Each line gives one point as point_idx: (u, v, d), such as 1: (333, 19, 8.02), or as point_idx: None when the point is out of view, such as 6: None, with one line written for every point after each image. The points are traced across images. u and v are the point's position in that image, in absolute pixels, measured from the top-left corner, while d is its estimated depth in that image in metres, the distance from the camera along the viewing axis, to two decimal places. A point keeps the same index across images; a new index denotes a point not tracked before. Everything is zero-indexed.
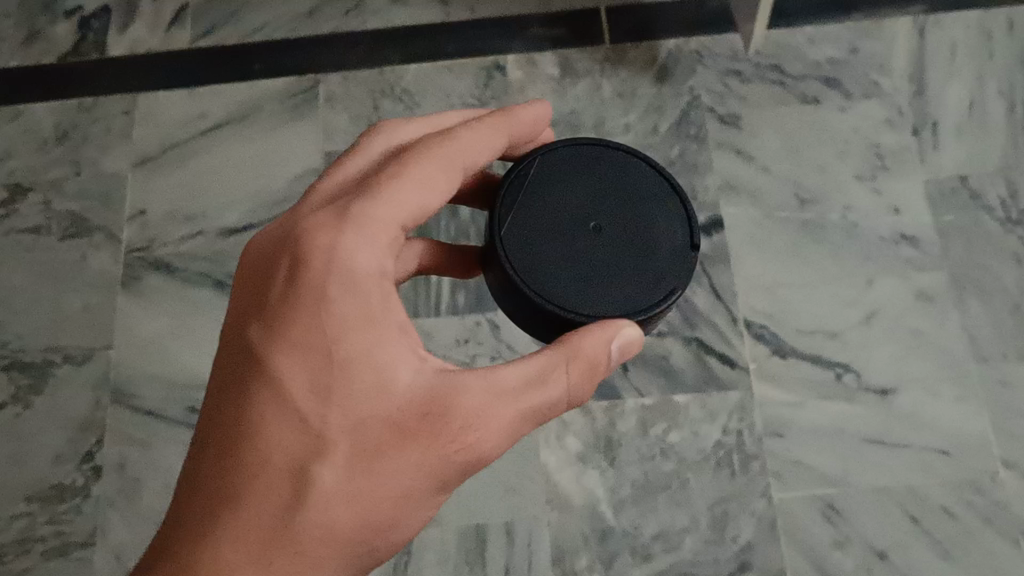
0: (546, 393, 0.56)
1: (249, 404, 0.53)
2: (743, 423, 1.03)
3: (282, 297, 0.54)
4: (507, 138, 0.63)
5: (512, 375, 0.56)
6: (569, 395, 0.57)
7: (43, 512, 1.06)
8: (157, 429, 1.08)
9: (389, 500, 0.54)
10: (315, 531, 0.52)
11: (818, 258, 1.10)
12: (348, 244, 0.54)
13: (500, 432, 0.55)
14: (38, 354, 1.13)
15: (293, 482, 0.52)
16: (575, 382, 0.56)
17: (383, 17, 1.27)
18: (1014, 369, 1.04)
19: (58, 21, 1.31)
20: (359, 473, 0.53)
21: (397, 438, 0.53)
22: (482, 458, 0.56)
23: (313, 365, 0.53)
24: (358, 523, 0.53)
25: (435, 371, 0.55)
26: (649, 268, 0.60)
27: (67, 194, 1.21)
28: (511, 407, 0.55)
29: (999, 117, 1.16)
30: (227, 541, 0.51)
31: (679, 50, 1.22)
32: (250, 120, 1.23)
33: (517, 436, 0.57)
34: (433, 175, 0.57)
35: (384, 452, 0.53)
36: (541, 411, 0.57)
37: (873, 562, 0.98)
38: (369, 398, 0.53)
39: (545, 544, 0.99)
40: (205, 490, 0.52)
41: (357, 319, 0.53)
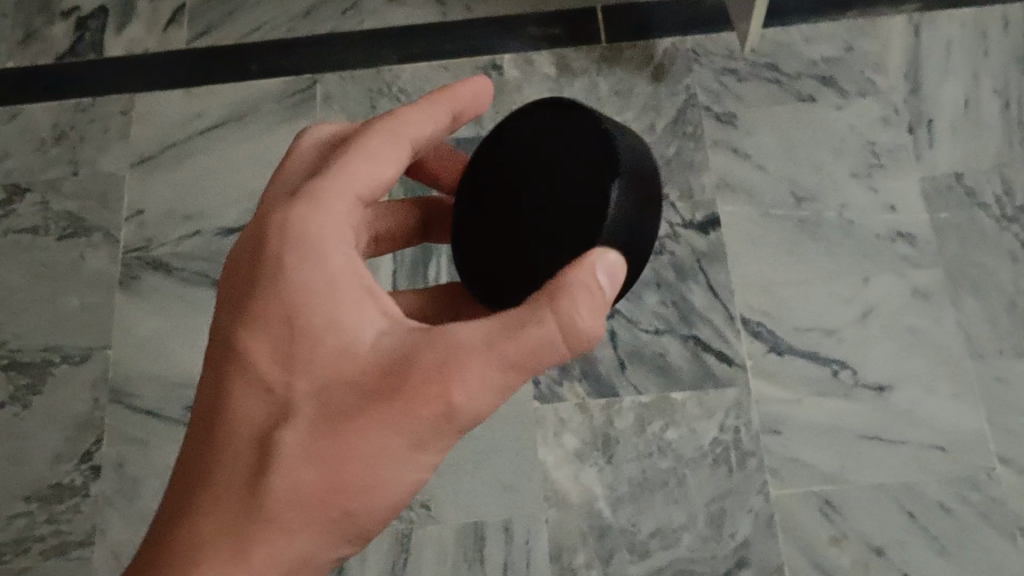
0: (527, 341, 0.50)
1: (221, 380, 0.54)
2: (740, 421, 1.03)
3: (248, 273, 0.55)
4: (451, 111, 0.62)
5: (483, 324, 0.51)
6: (563, 341, 0.50)
7: (42, 512, 1.06)
8: (156, 429, 1.08)
9: (362, 461, 0.51)
10: (284, 495, 0.51)
11: (815, 256, 1.11)
12: (304, 215, 0.54)
13: (476, 386, 0.50)
14: (36, 354, 1.13)
15: (261, 448, 0.52)
16: (563, 324, 0.50)
17: (380, 16, 1.27)
18: (1010, 365, 1.04)
19: (55, 21, 1.31)
20: (325, 436, 0.51)
21: (362, 397, 0.51)
22: (461, 417, 0.51)
23: (275, 332, 0.53)
24: (327, 488, 0.51)
25: (403, 332, 0.53)
26: (584, 197, 0.59)
27: (65, 194, 1.21)
28: (485, 357, 0.50)
29: (994, 114, 1.17)
30: (204, 511, 0.51)
31: (675, 49, 1.23)
32: (247, 120, 1.23)
33: (504, 391, 0.52)
34: (380, 148, 0.58)
35: (350, 412, 0.51)
36: (528, 367, 0.51)
37: (870, 558, 0.98)
38: (332, 360, 0.52)
39: (543, 542, 1.00)
40: (187, 462, 0.54)
41: (318, 283, 0.53)
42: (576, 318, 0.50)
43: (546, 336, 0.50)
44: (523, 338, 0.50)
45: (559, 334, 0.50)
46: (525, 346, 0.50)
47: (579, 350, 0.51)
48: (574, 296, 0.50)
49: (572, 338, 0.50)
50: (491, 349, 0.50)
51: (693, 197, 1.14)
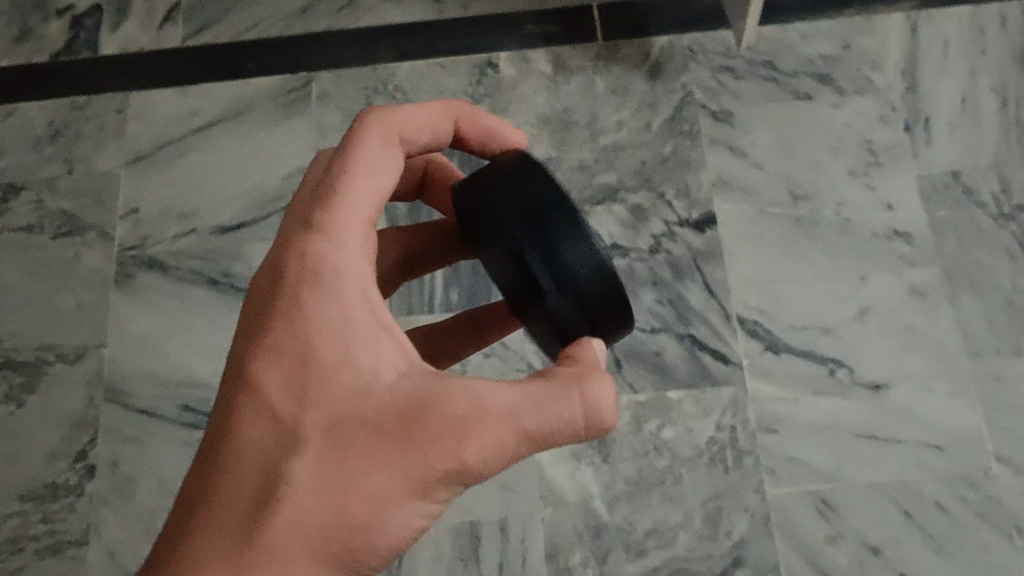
0: (549, 414, 0.52)
1: (229, 407, 0.53)
2: (736, 420, 1.03)
3: (265, 306, 0.55)
4: (457, 122, 0.65)
5: (506, 387, 0.53)
6: (586, 416, 0.53)
7: (37, 511, 1.06)
8: (151, 427, 1.08)
9: (368, 503, 0.50)
10: (286, 529, 0.49)
11: (812, 254, 1.10)
12: (320, 251, 0.55)
13: (490, 439, 0.51)
14: (31, 353, 1.13)
15: (267, 479, 0.50)
16: (585, 399, 0.53)
17: (376, 14, 1.27)
18: (1007, 364, 1.04)
19: (50, 19, 1.31)
20: (334, 472, 0.50)
21: (376, 437, 0.51)
22: (472, 469, 0.51)
23: (290, 364, 0.53)
24: (331, 526, 0.49)
25: (420, 376, 0.53)
26: (525, 296, 0.60)
27: (60, 192, 1.20)
28: (504, 418, 0.52)
29: (992, 112, 1.16)
30: (200, 538, 0.49)
31: (672, 47, 1.22)
32: (243, 118, 1.23)
33: (516, 452, 0.52)
34: (381, 160, 0.58)
35: (362, 451, 0.50)
36: (544, 433, 0.53)
37: (867, 557, 0.98)
38: (348, 397, 0.52)
39: (539, 540, 1.00)
40: (187, 489, 0.52)
41: (334, 320, 0.54)
42: (593, 396, 0.54)
43: (563, 409, 0.53)
44: (545, 409, 0.52)
45: (576, 408, 0.53)
46: (547, 418, 0.52)
47: (592, 436, 0.54)
48: (596, 383, 0.54)
49: (589, 414, 0.53)
50: (512, 414, 0.52)
51: (689, 195, 1.13)
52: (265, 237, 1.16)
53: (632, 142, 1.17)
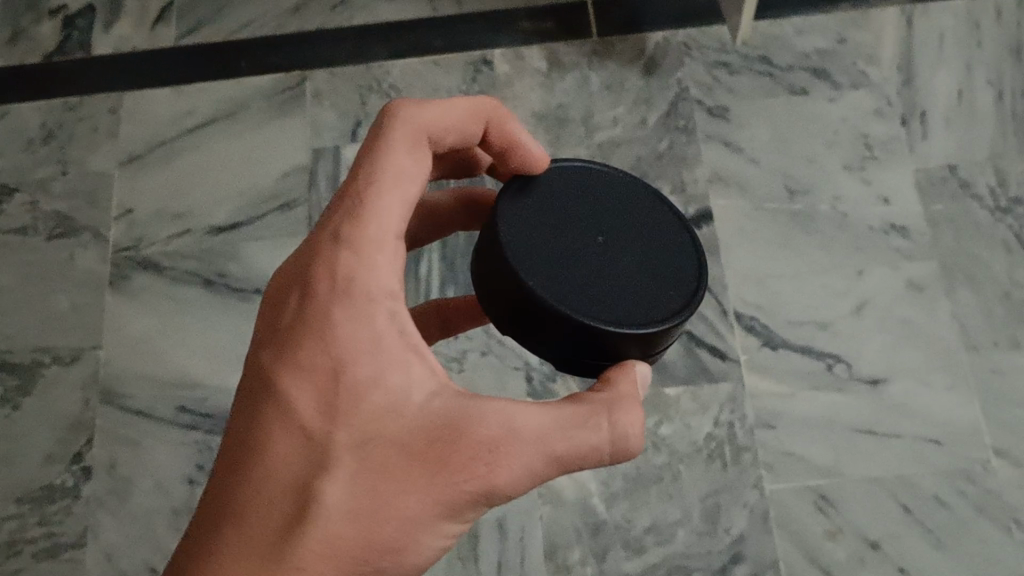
0: (578, 441, 0.53)
1: (257, 421, 0.53)
2: (734, 415, 1.03)
3: (293, 319, 0.55)
4: (486, 125, 0.63)
5: (537, 412, 0.53)
6: (613, 443, 0.53)
7: (33, 514, 1.05)
8: (147, 429, 1.07)
9: (397, 524, 0.51)
10: (316, 548, 0.50)
11: (808, 248, 1.10)
12: (350, 265, 0.54)
13: (521, 465, 0.51)
14: (27, 355, 1.12)
15: (298, 496, 0.51)
16: (616, 429, 0.53)
17: (370, 12, 1.26)
18: (1005, 357, 1.04)
19: (42, 20, 1.30)
20: (364, 493, 0.51)
21: (408, 459, 0.51)
22: (499, 492, 0.52)
23: (319, 382, 0.53)
24: (360, 546, 0.50)
25: (451, 397, 0.53)
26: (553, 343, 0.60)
27: (54, 194, 1.20)
28: (535, 444, 0.52)
29: (988, 105, 1.16)
30: (230, 554, 0.50)
31: (667, 42, 1.22)
32: (238, 117, 1.22)
33: (544, 475, 0.53)
34: (410, 168, 0.57)
35: (392, 473, 0.51)
36: (572, 459, 0.53)
37: (866, 552, 0.98)
38: (379, 418, 0.52)
39: (537, 538, 0.99)
40: (216, 498, 0.52)
41: (364, 340, 0.53)
42: (620, 421, 0.53)
43: (593, 435, 0.53)
44: (575, 436, 0.53)
45: (606, 434, 0.53)
46: (576, 444, 0.53)
47: (618, 461, 0.55)
48: (624, 406, 0.54)
49: (617, 440, 0.53)
50: (542, 440, 0.52)
51: (685, 190, 1.13)
52: (260, 237, 1.15)
53: (627, 138, 1.16)
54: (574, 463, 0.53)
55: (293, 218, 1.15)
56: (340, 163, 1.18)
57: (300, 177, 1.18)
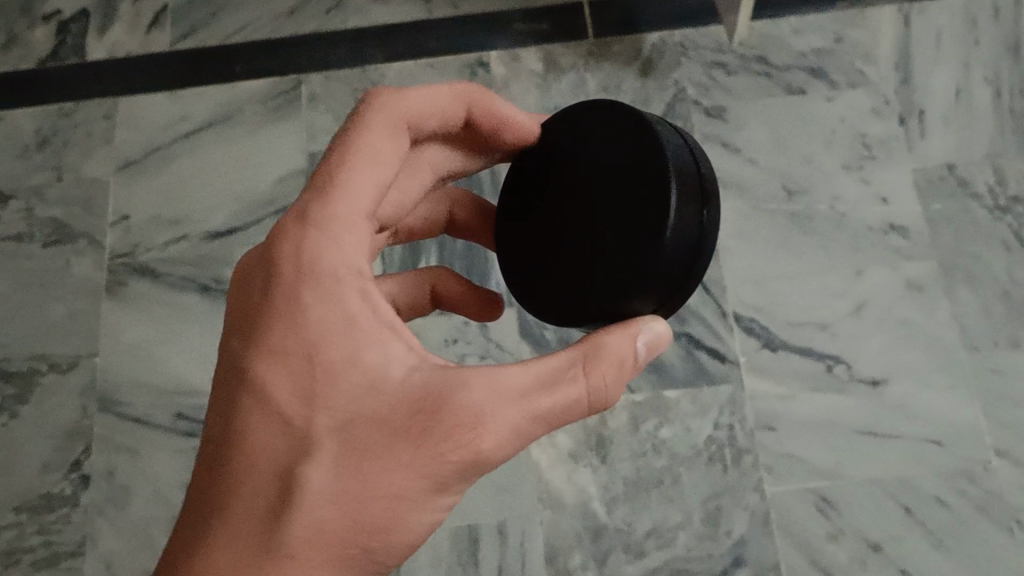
0: (561, 396, 0.52)
1: (233, 413, 0.52)
2: (734, 418, 1.03)
3: (261, 304, 0.53)
4: (467, 108, 0.64)
5: (517, 374, 0.52)
6: (591, 392, 0.53)
7: (32, 522, 1.05)
8: (145, 436, 1.07)
9: (385, 501, 0.49)
10: (306, 535, 0.49)
11: (807, 249, 1.10)
12: (321, 244, 0.53)
13: (506, 429, 0.51)
14: (24, 363, 1.12)
15: (281, 483, 0.50)
16: (596, 379, 0.53)
17: (365, 15, 1.26)
18: (1005, 356, 1.03)
19: (36, 25, 1.30)
20: (348, 475, 0.50)
21: (389, 435, 0.50)
22: (487, 460, 0.51)
23: (294, 367, 0.51)
24: (347, 529, 0.49)
25: (430, 370, 0.52)
26: None
27: (49, 200, 1.19)
28: (519, 404, 0.51)
29: (986, 103, 1.16)
30: (220, 550, 0.50)
31: (664, 43, 1.21)
32: (233, 122, 1.22)
33: (531, 434, 0.52)
34: (388, 150, 0.57)
35: (375, 451, 0.50)
36: (556, 416, 0.53)
37: (867, 554, 0.98)
38: (357, 398, 0.51)
39: (538, 543, 0.99)
40: (202, 493, 0.52)
41: (338, 320, 0.52)
42: (605, 373, 0.54)
43: (577, 390, 0.53)
44: (557, 392, 0.52)
45: (589, 386, 0.53)
46: (560, 400, 0.52)
47: (600, 409, 0.55)
48: (603, 358, 0.54)
49: (599, 391, 0.53)
50: (523, 400, 0.51)
51: None
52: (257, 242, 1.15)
53: None
54: (559, 419, 0.53)
55: None
56: None
57: (296, 181, 1.17)
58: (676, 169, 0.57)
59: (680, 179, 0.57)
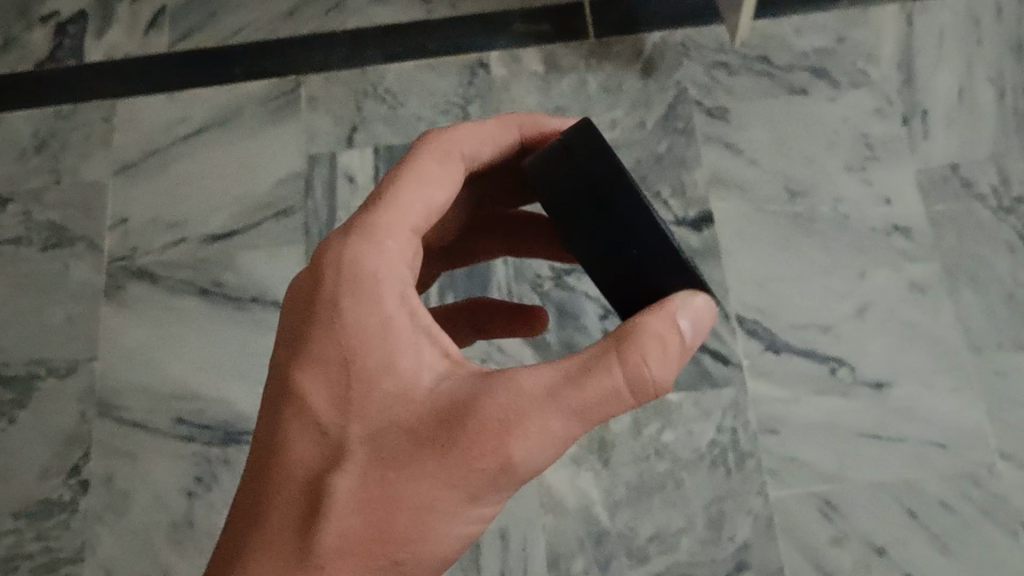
0: (594, 394, 0.49)
1: (276, 422, 0.53)
2: (737, 421, 1.02)
3: (303, 312, 0.55)
4: (521, 134, 0.65)
5: (547, 373, 0.50)
6: (631, 389, 0.50)
7: (31, 529, 1.04)
8: (144, 441, 1.06)
9: (411, 510, 0.49)
10: (333, 543, 0.49)
11: (810, 250, 1.09)
12: (359, 254, 0.54)
13: (538, 434, 0.49)
14: (23, 367, 1.11)
15: (314, 489, 0.51)
16: (635, 372, 0.49)
17: (364, 15, 1.25)
18: (1010, 359, 1.03)
19: (33, 27, 1.29)
20: (375, 482, 0.50)
21: (417, 442, 0.50)
22: (520, 468, 0.49)
23: (331, 375, 0.52)
24: (374, 538, 0.49)
25: (463, 375, 0.51)
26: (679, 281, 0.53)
27: (48, 204, 1.19)
28: (551, 406, 0.49)
29: (989, 103, 1.15)
30: (254, 553, 0.51)
31: (665, 43, 1.21)
32: (232, 123, 1.21)
33: (568, 439, 0.50)
34: (436, 174, 0.59)
35: (403, 458, 0.50)
36: (594, 417, 0.50)
37: (872, 558, 0.97)
38: (388, 405, 0.51)
39: (540, 548, 0.98)
40: (244, 496, 0.53)
41: (373, 326, 0.53)
42: (648, 362, 0.49)
43: (614, 384, 0.49)
44: (589, 386, 0.49)
45: (628, 379, 0.49)
46: (593, 400, 0.49)
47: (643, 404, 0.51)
48: (640, 346, 0.49)
49: (642, 381, 0.49)
50: (555, 399, 0.49)
51: (685, 193, 1.12)
52: (256, 245, 1.14)
53: (626, 141, 1.15)
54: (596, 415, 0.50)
55: (290, 225, 1.14)
56: (334, 166, 1.17)
57: (295, 183, 1.17)
58: (581, 215, 0.54)
59: (586, 225, 0.54)
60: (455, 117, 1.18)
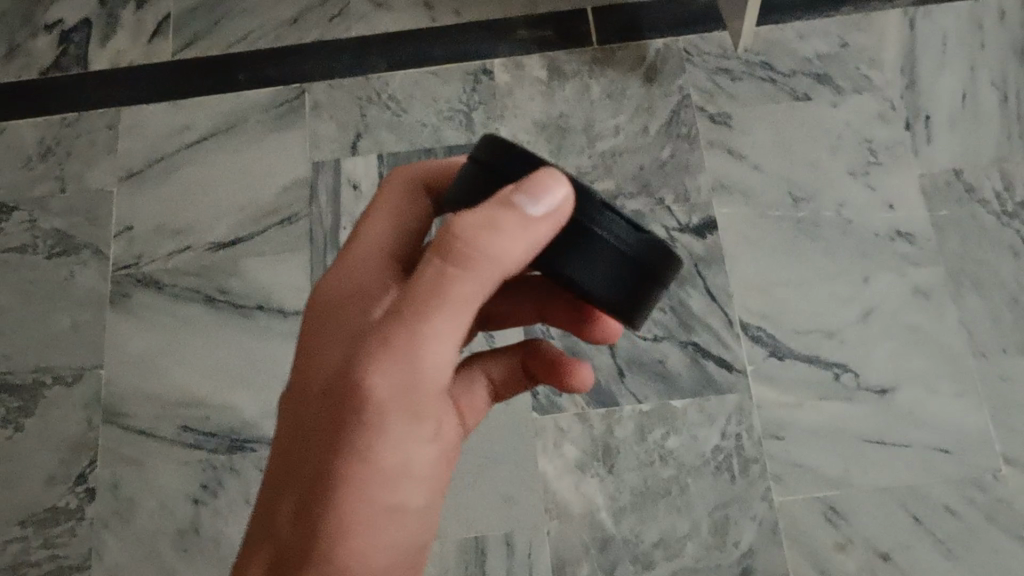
0: (433, 293, 0.49)
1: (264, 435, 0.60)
2: (742, 427, 1.02)
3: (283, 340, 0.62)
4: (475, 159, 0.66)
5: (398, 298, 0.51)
6: (466, 276, 0.49)
7: (38, 536, 1.05)
8: (150, 448, 1.06)
9: (327, 464, 0.52)
10: (286, 517, 0.54)
11: (813, 255, 1.09)
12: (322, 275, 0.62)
13: (402, 357, 0.50)
14: (28, 375, 1.12)
15: (273, 476, 0.56)
16: (466, 257, 0.48)
17: (368, 22, 1.25)
18: (1014, 363, 1.03)
19: (38, 35, 1.30)
20: (303, 449, 0.54)
21: (324, 401, 0.53)
22: (402, 390, 0.51)
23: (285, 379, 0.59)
24: (308, 501, 0.53)
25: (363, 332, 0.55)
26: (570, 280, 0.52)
27: (53, 211, 1.19)
28: (404, 325, 0.50)
29: (993, 107, 1.15)
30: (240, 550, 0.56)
31: (667, 48, 1.21)
32: (236, 131, 1.22)
33: (434, 352, 0.50)
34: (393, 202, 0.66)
35: (317, 421, 0.53)
36: (456, 319, 0.50)
37: (876, 563, 0.97)
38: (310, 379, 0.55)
39: (545, 554, 0.99)
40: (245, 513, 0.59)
41: (313, 323, 0.59)
42: (481, 248, 0.48)
43: (449, 279, 0.48)
44: (425, 288, 0.49)
45: (473, 274, 0.48)
46: (436, 301, 0.49)
47: (493, 276, 0.49)
48: (461, 231, 0.48)
49: (472, 264, 0.48)
50: (399, 314, 0.50)
51: (688, 199, 1.12)
52: (261, 252, 1.14)
53: (628, 147, 1.15)
54: (447, 312, 0.49)
55: (295, 232, 1.14)
56: (339, 173, 1.17)
57: (300, 190, 1.17)
58: None
59: None
60: (459, 124, 1.18)
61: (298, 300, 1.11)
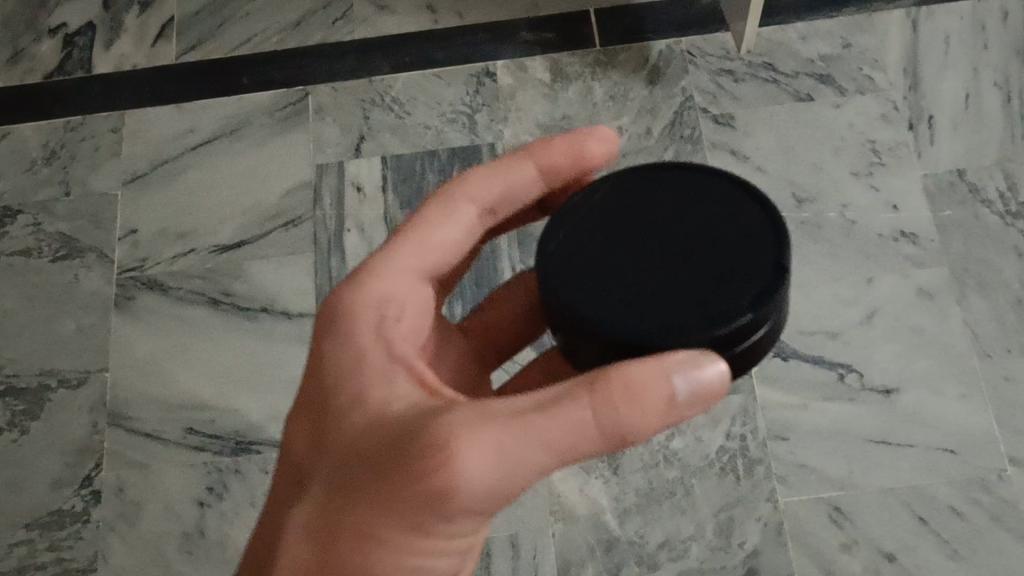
0: (556, 420, 0.44)
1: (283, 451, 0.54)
2: (746, 428, 1.02)
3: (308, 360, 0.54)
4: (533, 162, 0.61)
5: (507, 406, 0.46)
6: (597, 413, 0.45)
7: (43, 539, 1.05)
8: (155, 451, 1.07)
9: (363, 540, 0.48)
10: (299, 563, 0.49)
11: (817, 257, 1.09)
12: (362, 286, 0.55)
13: (490, 461, 0.45)
14: (33, 379, 1.12)
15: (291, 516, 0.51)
16: (606, 400, 0.44)
17: (371, 25, 1.26)
18: (1017, 364, 1.03)
19: (42, 38, 1.30)
20: (335, 511, 0.48)
21: (370, 471, 0.47)
22: (477, 492, 0.45)
23: (311, 417, 0.52)
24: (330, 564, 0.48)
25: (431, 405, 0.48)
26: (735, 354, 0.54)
27: (57, 215, 1.19)
28: (502, 428, 0.45)
29: (997, 108, 1.15)
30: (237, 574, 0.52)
31: (670, 50, 1.21)
32: (239, 134, 1.22)
33: (533, 472, 0.45)
34: (434, 219, 0.59)
35: (359, 489, 0.47)
36: (563, 445, 0.45)
37: (882, 564, 0.97)
38: (356, 437, 0.49)
39: (550, 556, 0.99)
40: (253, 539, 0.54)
41: (350, 362, 0.52)
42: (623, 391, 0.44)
43: (581, 414, 0.44)
44: (551, 415, 0.45)
45: (602, 413, 0.44)
46: (556, 425, 0.44)
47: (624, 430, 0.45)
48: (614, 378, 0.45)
49: (611, 407, 0.44)
50: (500, 422, 0.45)
51: None
52: (265, 254, 1.14)
53: (631, 148, 1.15)
54: (561, 447, 0.45)
55: (299, 235, 1.15)
56: (342, 175, 1.17)
57: (303, 193, 1.17)
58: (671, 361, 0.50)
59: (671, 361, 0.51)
60: (462, 126, 1.18)
61: (302, 302, 1.11)
